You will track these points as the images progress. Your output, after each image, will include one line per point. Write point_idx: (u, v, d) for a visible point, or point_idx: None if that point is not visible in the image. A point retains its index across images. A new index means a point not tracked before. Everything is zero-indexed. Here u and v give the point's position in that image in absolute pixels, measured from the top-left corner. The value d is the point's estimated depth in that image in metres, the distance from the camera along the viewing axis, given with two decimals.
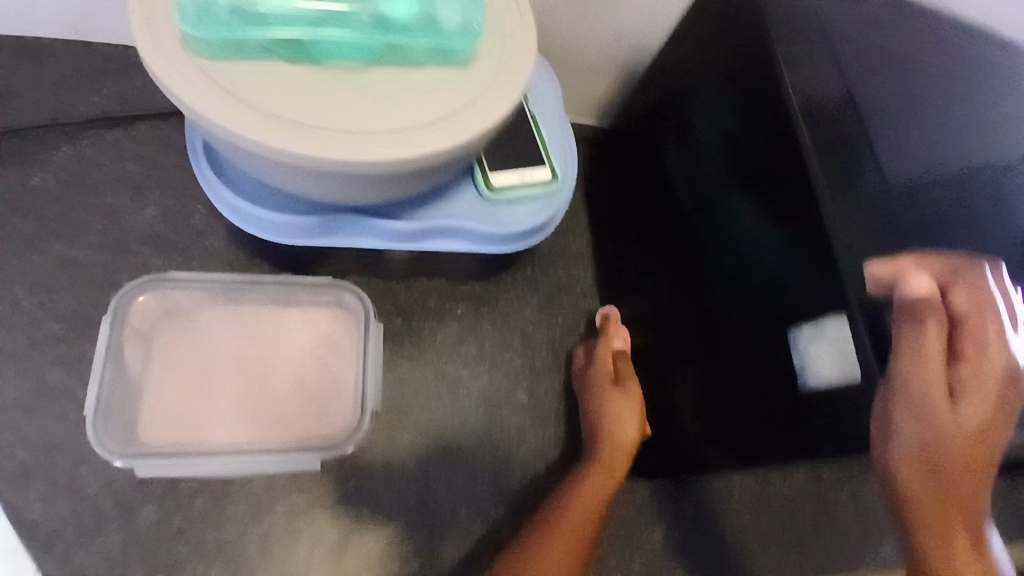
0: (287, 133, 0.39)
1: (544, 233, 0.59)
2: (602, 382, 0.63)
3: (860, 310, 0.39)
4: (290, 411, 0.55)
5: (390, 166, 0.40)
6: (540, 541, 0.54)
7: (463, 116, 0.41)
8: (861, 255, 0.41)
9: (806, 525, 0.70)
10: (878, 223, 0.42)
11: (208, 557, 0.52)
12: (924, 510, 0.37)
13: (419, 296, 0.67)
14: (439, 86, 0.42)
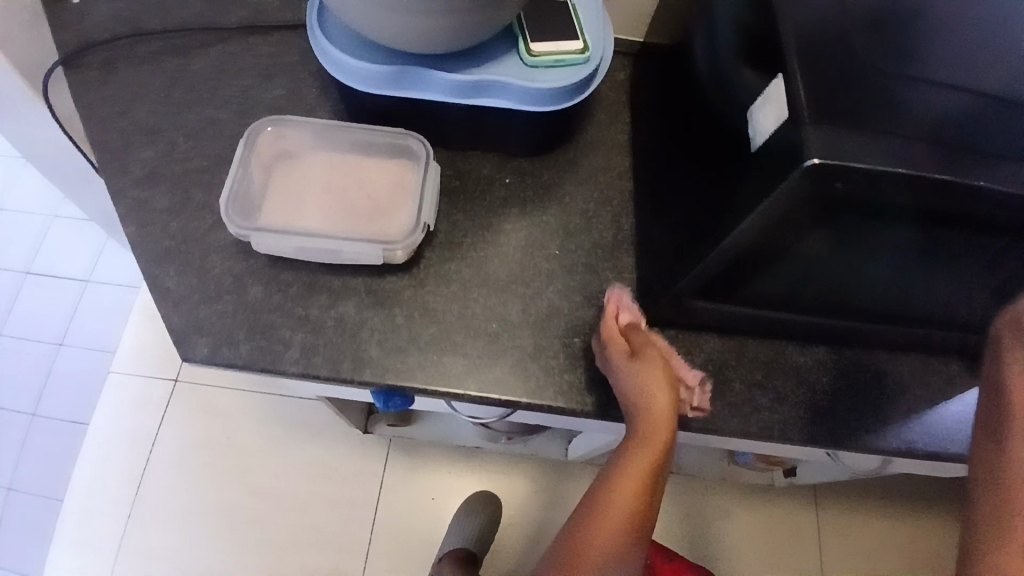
0: None
1: (573, 99, 0.71)
2: (616, 354, 0.64)
3: (805, 110, 0.51)
4: (364, 221, 0.69)
5: None
6: (582, 530, 0.57)
7: None
8: (814, 78, 0.53)
9: (821, 391, 0.73)
10: (832, 63, 0.55)
11: (294, 326, 0.68)
12: None
13: (475, 166, 0.80)
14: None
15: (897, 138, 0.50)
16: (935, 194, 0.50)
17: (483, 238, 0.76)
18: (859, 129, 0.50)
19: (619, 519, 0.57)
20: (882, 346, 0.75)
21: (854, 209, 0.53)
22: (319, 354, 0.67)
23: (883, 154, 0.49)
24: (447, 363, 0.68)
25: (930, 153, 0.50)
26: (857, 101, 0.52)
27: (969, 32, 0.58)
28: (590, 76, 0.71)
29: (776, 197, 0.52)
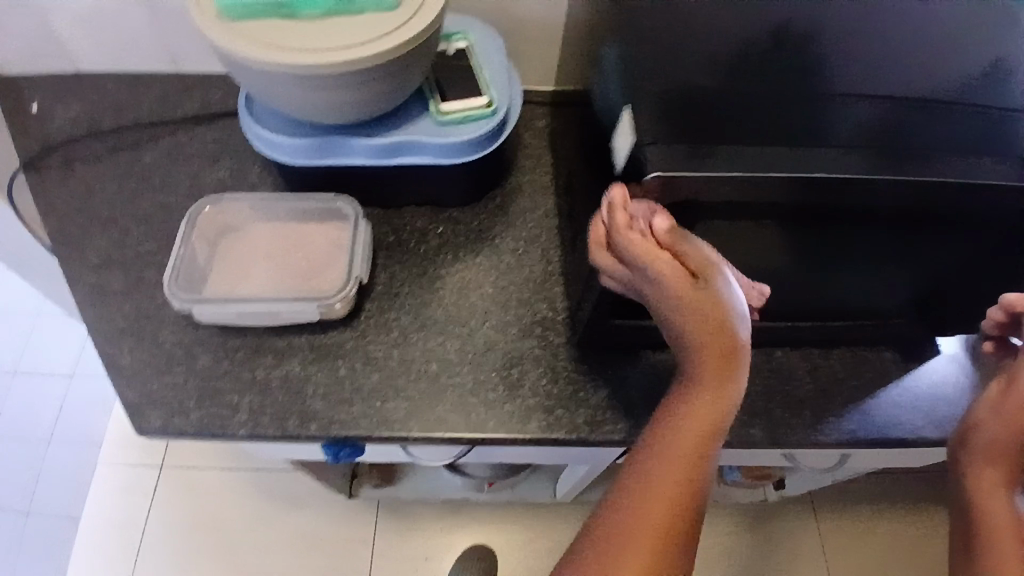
0: (281, 53, 0.63)
1: (486, 149, 0.78)
2: (672, 271, 0.52)
3: (679, 141, 0.58)
4: (300, 282, 0.74)
5: (346, 68, 0.65)
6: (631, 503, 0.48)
7: (391, 37, 0.65)
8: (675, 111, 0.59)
9: (757, 393, 0.76)
10: (709, 94, 0.62)
11: (241, 387, 0.71)
12: (990, 452, 0.56)
13: (409, 219, 0.85)
14: (374, 18, 0.66)
15: (739, 149, 0.57)
16: (780, 187, 0.56)
17: (419, 285, 0.80)
18: (703, 146, 0.57)
19: (678, 482, 0.48)
20: (814, 343, 0.78)
21: (715, 212, 0.59)
22: (266, 413, 0.70)
23: (723, 162, 0.56)
24: (389, 408, 0.71)
25: (769, 157, 0.57)
26: (705, 122, 0.59)
27: (847, 52, 0.66)
28: (500, 127, 0.78)
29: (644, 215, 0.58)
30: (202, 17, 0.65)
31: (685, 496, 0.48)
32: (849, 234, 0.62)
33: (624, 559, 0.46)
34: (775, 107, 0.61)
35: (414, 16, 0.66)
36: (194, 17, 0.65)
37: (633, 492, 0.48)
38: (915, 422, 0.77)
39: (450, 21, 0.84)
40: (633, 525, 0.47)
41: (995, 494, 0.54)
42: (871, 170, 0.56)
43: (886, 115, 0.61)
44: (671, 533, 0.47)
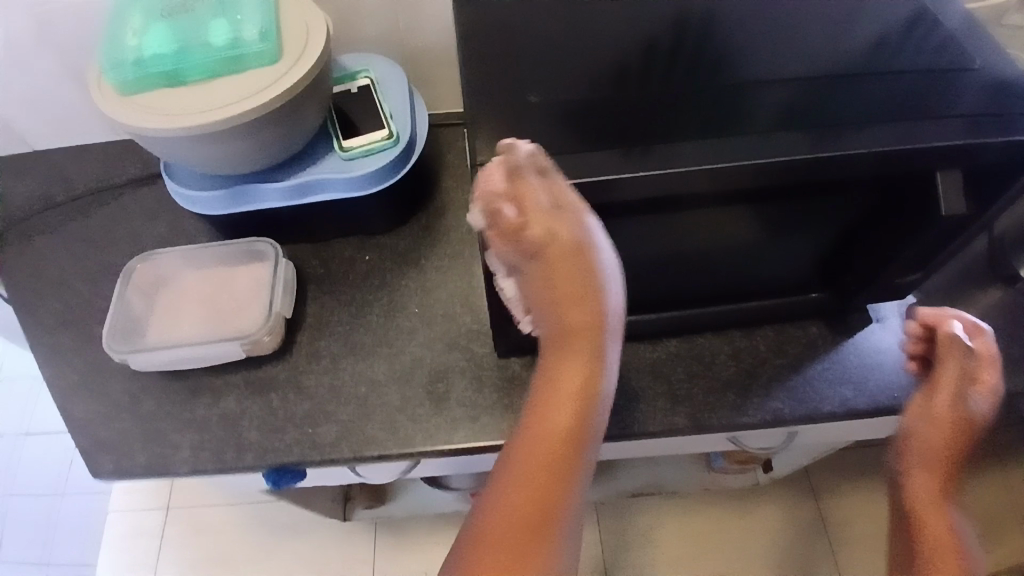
0: (170, 119, 0.68)
1: (392, 178, 0.81)
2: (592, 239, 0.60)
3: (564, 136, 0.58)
4: (226, 321, 0.80)
5: (233, 123, 0.69)
6: (504, 484, 0.61)
7: (271, 89, 0.70)
8: (536, 111, 0.60)
9: (677, 381, 0.77)
10: (573, 86, 0.62)
11: (184, 428, 0.76)
12: (917, 463, 0.74)
13: (338, 249, 0.89)
14: (255, 74, 0.71)
15: (607, 150, 0.57)
16: (646, 188, 0.57)
17: (348, 313, 0.83)
18: (563, 152, 0.58)
19: (540, 465, 0.61)
20: (733, 326, 0.79)
21: (573, 217, 0.60)
22: (208, 449, 0.75)
23: (585, 167, 0.56)
24: (321, 432, 0.75)
25: (643, 155, 0.57)
26: (572, 115, 0.60)
27: (712, 36, 0.68)
28: (403, 156, 0.82)
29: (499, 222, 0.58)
30: (99, 97, 0.70)
31: (543, 485, 0.61)
32: (729, 218, 0.63)
33: (498, 529, 0.60)
34: (644, 94, 0.62)
35: (292, 66, 0.71)
36: (92, 99, 0.70)
37: (500, 486, 0.61)
38: (845, 394, 0.76)
39: (346, 61, 0.89)
40: (505, 501, 0.61)
41: (934, 502, 0.73)
42: (738, 157, 0.57)
43: (785, 92, 0.62)
44: (534, 511, 0.60)
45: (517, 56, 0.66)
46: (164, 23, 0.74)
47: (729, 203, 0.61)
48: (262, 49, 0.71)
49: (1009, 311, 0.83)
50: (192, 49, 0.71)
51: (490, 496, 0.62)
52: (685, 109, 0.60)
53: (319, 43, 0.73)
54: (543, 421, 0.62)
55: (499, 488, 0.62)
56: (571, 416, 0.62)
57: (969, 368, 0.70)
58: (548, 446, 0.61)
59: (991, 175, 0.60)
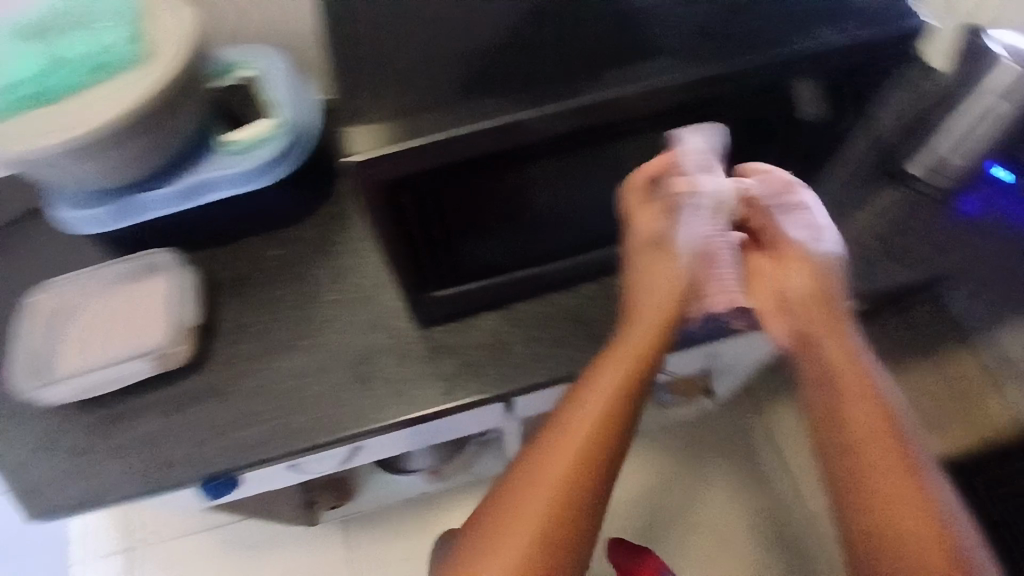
0: (42, 142, 0.64)
1: (283, 166, 0.80)
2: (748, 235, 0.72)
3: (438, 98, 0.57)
4: (131, 340, 0.77)
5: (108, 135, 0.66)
6: (560, 437, 0.63)
7: (144, 93, 0.66)
8: (401, 73, 0.59)
9: (596, 322, 0.80)
10: (434, 43, 0.62)
11: (113, 452, 0.75)
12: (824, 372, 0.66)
13: (237, 249, 0.85)
14: (125, 79, 0.67)
15: (477, 103, 0.57)
16: (520, 133, 0.57)
17: (262, 312, 0.82)
18: (433, 108, 0.57)
19: (592, 431, 0.63)
20: None
21: (479, 164, 0.59)
22: (139, 469, 0.74)
23: (457, 119, 0.56)
24: (252, 434, 0.75)
25: (515, 100, 0.57)
26: (436, 72, 0.59)
27: None
28: (291, 142, 0.80)
29: (377, 187, 0.57)
30: None
31: (597, 453, 0.62)
32: (614, 153, 0.64)
33: (539, 485, 0.62)
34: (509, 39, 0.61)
35: (155, 71, 0.67)
36: None
37: (556, 440, 0.63)
38: None
39: (224, 53, 0.82)
40: (556, 448, 0.63)
41: (863, 422, 0.63)
42: (626, 83, 0.57)
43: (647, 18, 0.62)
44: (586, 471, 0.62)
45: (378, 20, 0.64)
46: (17, 38, 0.68)
47: (611, 137, 0.61)
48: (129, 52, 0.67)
49: (899, 207, 0.88)
50: (50, 65, 0.66)
51: (545, 444, 0.63)
52: (554, 52, 0.60)
53: (188, 36, 0.69)
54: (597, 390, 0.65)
55: (549, 439, 0.64)
56: (610, 413, 0.64)
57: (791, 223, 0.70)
58: (589, 442, 0.62)
59: (846, 79, 0.63)
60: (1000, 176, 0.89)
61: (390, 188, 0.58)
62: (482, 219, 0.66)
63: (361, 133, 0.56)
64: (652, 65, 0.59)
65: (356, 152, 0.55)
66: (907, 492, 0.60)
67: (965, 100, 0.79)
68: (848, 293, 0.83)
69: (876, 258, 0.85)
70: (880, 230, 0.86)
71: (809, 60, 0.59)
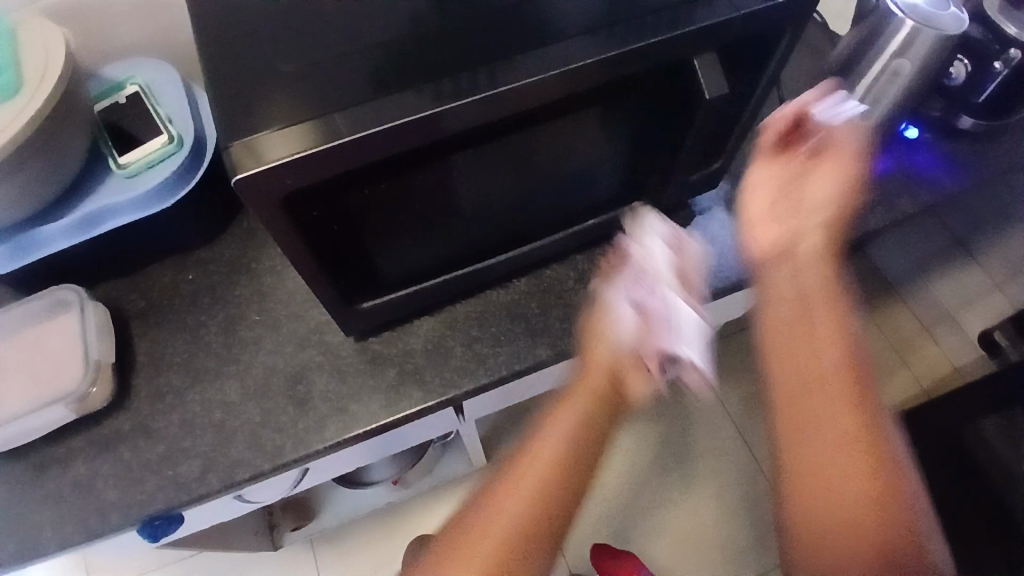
0: None
1: (187, 186, 0.76)
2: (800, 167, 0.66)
3: (331, 96, 0.54)
4: (43, 384, 0.71)
5: None
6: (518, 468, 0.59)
7: (14, 120, 0.63)
8: (288, 76, 0.56)
9: (534, 315, 0.78)
10: (322, 42, 0.58)
11: (33, 508, 0.70)
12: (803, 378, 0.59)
13: (156, 276, 0.82)
14: None
15: (378, 100, 0.53)
16: (426, 128, 0.53)
17: (184, 340, 0.77)
18: (329, 112, 0.52)
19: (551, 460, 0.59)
20: (577, 249, 0.80)
21: (391, 166, 0.56)
22: (65, 522, 0.69)
23: (360, 120, 0.52)
24: (184, 469, 0.70)
25: (418, 94, 0.53)
26: (327, 71, 0.56)
27: None
28: (192, 159, 0.76)
29: (279, 204, 0.52)
30: None
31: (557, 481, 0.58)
32: (530, 142, 0.62)
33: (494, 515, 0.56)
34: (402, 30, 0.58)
35: (30, 98, 0.64)
36: None
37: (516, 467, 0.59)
38: None
39: (109, 73, 0.80)
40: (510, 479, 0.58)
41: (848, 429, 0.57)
42: (546, 66, 0.55)
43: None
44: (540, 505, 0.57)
45: (260, 21, 0.60)
46: None
47: (522, 127, 0.59)
48: None
49: None
50: None
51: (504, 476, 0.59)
52: (453, 42, 0.57)
53: (60, 60, 0.66)
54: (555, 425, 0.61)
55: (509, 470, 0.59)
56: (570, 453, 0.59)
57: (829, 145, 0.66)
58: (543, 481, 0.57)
59: (747, 45, 0.62)
60: (903, 132, 0.93)
61: (292, 203, 0.53)
62: (399, 224, 0.64)
63: (248, 144, 0.50)
64: (563, 46, 0.56)
65: (244, 168, 0.49)
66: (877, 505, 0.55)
67: (875, 60, 0.79)
68: None
69: None
70: None
71: (713, 31, 0.58)
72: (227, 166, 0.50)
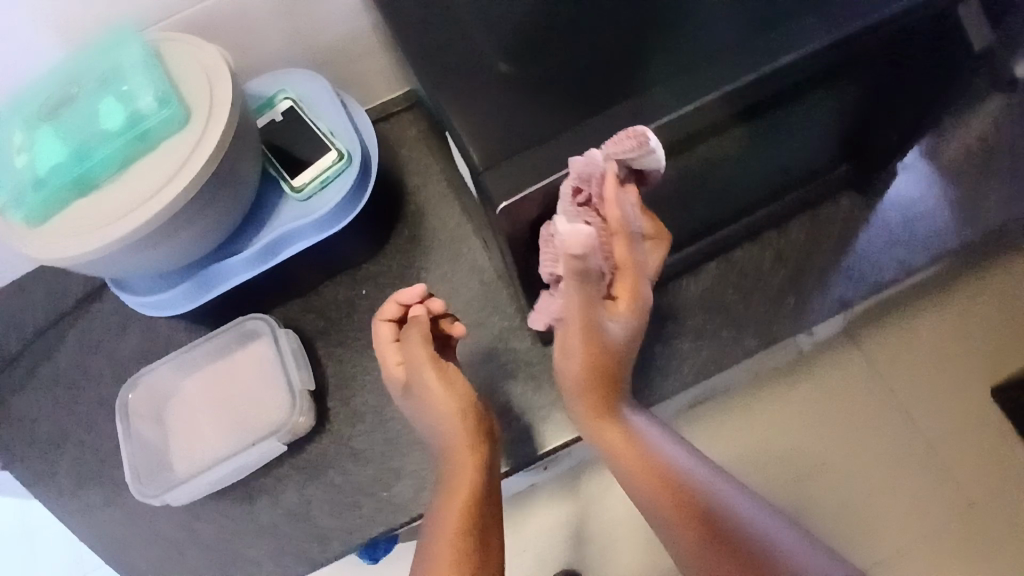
0: (108, 231, 0.57)
1: (361, 201, 0.73)
2: (422, 353, 0.61)
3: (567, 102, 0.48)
4: (254, 418, 0.73)
5: (175, 204, 0.59)
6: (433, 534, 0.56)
7: (201, 149, 0.59)
8: (509, 85, 0.49)
9: (734, 302, 0.73)
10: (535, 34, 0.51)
11: (255, 538, 0.71)
12: (605, 431, 0.60)
13: (329, 294, 0.80)
14: (174, 142, 0.60)
15: (636, 98, 0.47)
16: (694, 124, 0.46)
17: (369, 359, 0.76)
18: (579, 119, 0.47)
19: (462, 504, 0.57)
20: (773, 223, 0.73)
21: (632, 172, 0.50)
22: (289, 552, 0.70)
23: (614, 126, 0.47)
24: (398, 492, 0.70)
25: (683, 80, 0.46)
26: (549, 73, 0.49)
27: None
28: (361, 173, 0.72)
29: (528, 226, 0.48)
30: (23, 241, 0.58)
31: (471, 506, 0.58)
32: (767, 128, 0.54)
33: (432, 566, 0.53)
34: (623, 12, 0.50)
35: (207, 123, 0.60)
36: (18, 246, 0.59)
37: (435, 522, 0.57)
38: (900, 255, 0.74)
39: (257, 88, 0.75)
40: (430, 543, 0.55)
41: (610, 430, 0.60)
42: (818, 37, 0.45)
43: None
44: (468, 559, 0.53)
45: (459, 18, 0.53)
46: (46, 130, 0.60)
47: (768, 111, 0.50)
48: (169, 110, 0.60)
49: None
50: (90, 143, 0.59)
51: (432, 533, 0.56)
52: (700, 19, 0.48)
53: (226, 71, 0.61)
54: (453, 475, 0.60)
55: (428, 534, 0.56)
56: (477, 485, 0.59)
57: (386, 354, 0.63)
58: (468, 500, 0.58)
59: None
60: None
61: (538, 223, 0.49)
62: None
63: (504, 168, 0.46)
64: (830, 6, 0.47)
65: (505, 196, 0.45)
66: (713, 518, 0.52)
67: None
68: (993, 216, 0.75)
69: (1019, 170, 0.76)
70: (1015, 138, 0.77)
71: None
72: (485, 191, 0.46)
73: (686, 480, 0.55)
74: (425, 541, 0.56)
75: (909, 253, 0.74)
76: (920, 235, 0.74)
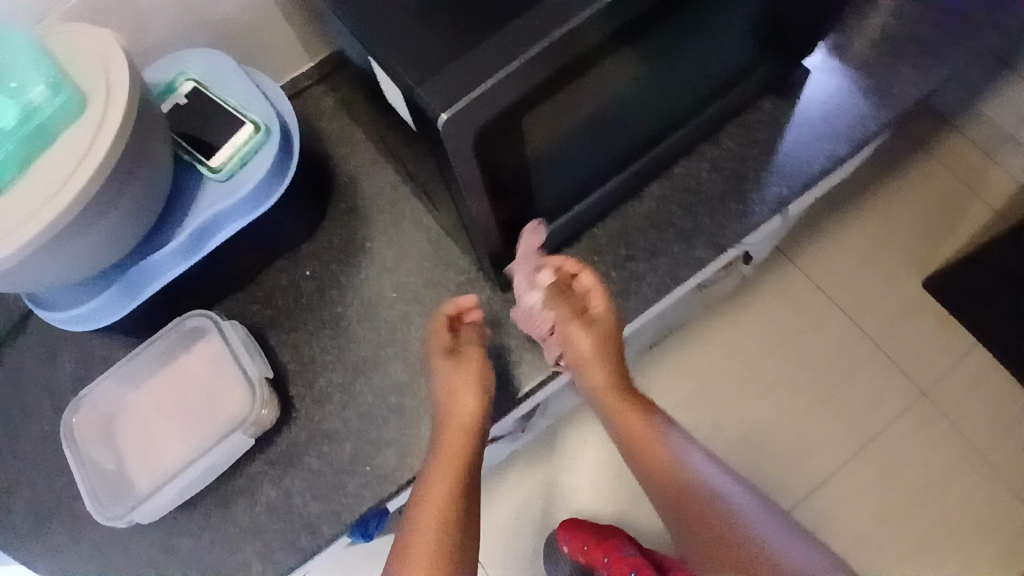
0: (14, 235, 0.52)
1: (287, 174, 0.69)
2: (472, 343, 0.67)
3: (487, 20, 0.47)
4: (213, 419, 0.69)
5: (85, 195, 0.53)
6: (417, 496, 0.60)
7: (104, 132, 0.54)
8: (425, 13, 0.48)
9: (679, 218, 0.75)
10: None
11: (238, 541, 0.67)
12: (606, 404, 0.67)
13: (272, 282, 0.76)
14: (74, 130, 0.55)
15: None
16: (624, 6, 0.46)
17: (326, 339, 0.73)
18: (505, 22, 0.46)
19: (450, 471, 0.60)
20: (704, 135, 0.75)
21: (563, 80, 0.49)
22: (276, 547, 0.67)
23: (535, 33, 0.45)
24: (381, 462, 0.68)
25: None
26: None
27: None
28: (281, 144, 0.68)
29: (474, 142, 0.47)
30: None
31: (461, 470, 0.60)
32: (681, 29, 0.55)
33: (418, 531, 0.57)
34: None
35: (107, 104, 0.55)
36: None
37: (421, 489, 0.59)
38: (827, 147, 0.76)
39: (155, 73, 0.69)
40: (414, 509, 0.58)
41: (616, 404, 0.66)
42: None
43: None
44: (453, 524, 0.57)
45: None
46: None
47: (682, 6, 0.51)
48: (64, 97, 0.54)
49: None
50: None
51: (417, 499, 0.59)
52: None
53: (119, 48, 0.57)
54: (443, 441, 0.63)
55: (415, 498, 0.60)
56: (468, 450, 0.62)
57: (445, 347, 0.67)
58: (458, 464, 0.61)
59: None
60: None
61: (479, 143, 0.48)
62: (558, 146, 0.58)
63: (441, 80, 0.45)
64: None
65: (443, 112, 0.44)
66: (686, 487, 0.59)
67: None
68: (903, 98, 0.78)
69: (920, 52, 0.80)
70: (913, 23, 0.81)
71: None
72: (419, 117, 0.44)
73: (667, 449, 0.62)
74: (412, 503, 0.59)
75: (834, 144, 0.77)
76: (841, 125, 0.77)
